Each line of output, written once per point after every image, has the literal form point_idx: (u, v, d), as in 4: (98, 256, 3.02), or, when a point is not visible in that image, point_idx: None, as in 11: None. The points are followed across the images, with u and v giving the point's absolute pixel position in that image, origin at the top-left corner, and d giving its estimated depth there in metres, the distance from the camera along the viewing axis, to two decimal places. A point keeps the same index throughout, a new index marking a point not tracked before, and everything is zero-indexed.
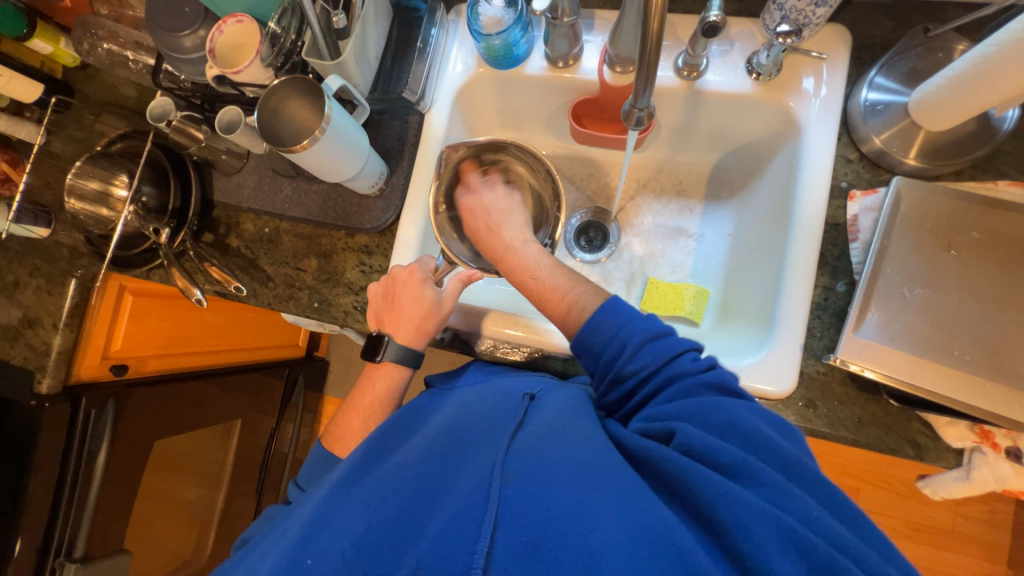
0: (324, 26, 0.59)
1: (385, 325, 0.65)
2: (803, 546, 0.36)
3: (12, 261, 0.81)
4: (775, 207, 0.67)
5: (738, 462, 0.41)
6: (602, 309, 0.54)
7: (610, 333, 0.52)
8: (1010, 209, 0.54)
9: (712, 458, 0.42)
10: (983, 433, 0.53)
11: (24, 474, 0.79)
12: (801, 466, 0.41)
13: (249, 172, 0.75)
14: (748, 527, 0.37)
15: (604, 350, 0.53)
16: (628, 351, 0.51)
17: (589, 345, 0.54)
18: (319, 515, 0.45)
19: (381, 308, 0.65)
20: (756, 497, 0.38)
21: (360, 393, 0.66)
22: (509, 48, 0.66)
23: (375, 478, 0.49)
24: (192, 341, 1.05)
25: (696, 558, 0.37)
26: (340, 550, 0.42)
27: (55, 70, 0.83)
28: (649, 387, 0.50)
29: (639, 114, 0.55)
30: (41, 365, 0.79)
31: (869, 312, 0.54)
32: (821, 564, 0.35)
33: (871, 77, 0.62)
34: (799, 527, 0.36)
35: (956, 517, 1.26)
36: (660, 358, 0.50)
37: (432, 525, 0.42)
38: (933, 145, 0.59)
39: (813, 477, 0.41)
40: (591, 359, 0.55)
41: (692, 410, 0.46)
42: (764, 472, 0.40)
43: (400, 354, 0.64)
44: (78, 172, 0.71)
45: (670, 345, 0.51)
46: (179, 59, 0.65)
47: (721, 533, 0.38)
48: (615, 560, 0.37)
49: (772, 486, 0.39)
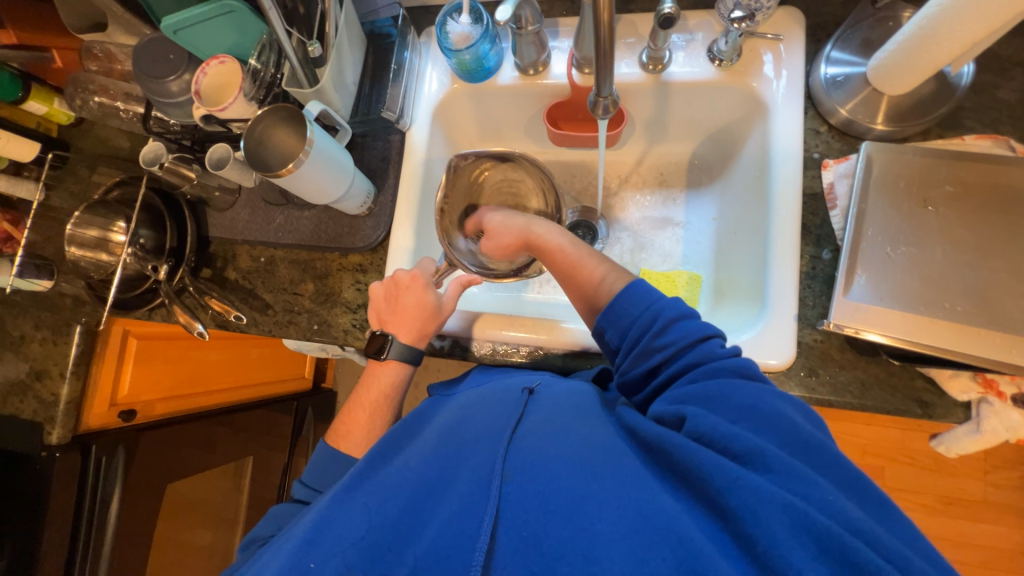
0: (302, 56, 0.62)
1: (388, 325, 0.65)
2: (806, 526, 0.35)
3: (18, 316, 0.83)
4: (753, 186, 0.69)
5: (746, 447, 0.40)
6: (633, 285, 0.53)
7: (643, 306, 0.51)
8: (979, 160, 0.56)
9: (719, 445, 0.41)
10: (986, 382, 0.53)
11: (37, 526, 0.78)
12: (817, 451, 0.41)
13: (242, 206, 0.78)
14: (757, 511, 0.36)
15: (633, 325, 0.51)
16: (659, 325, 0.50)
17: (617, 316, 0.52)
18: (323, 520, 0.45)
19: (383, 308, 0.65)
20: (762, 480, 0.38)
21: (366, 389, 0.67)
22: (480, 61, 0.69)
23: (378, 482, 0.48)
24: (198, 382, 1.05)
25: (700, 543, 0.36)
26: (343, 557, 0.42)
27: (50, 129, 0.86)
28: (673, 368, 0.49)
29: (605, 102, 0.57)
30: (50, 416, 0.79)
31: (857, 274, 0.54)
32: (829, 545, 0.34)
33: (827, 53, 0.64)
34: (805, 507, 0.36)
35: (985, 486, 1.23)
36: (691, 337, 0.49)
37: (435, 527, 0.43)
38: (896, 109, 0.61)
39: (819, 452, 0.41)
40: (617, 333, 0.52)
41: (714, 392, 0.45)
42: (767, 454, 0.39)
43: (401, 354, 0.65)
44: (78, 221, 0.74)
45: (698, 328, 0.49)
46: (167, 104, 0.68)
47: (725, 516, 0.38)
48: (617, 554, 0.37)
49: (784, 471, 0.38)
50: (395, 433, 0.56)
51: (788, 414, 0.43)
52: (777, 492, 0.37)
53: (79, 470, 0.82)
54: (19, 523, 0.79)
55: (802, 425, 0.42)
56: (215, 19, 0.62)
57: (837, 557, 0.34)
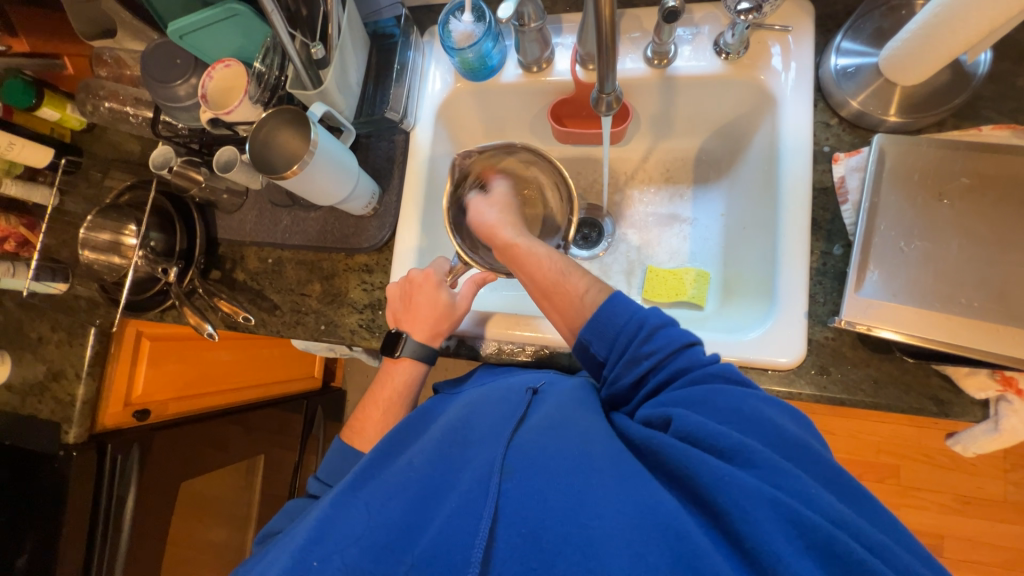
0: (305, 59, 0.62)
1: (403, 323, 0.65)
2: (798, 522, 0.35)
3: (35, 318, 0.85)
4: (761, 180, 0.68)
5: (733, 444, 0.39)
6: (617, 294, 0.52)
7: (628, 314, 0.51)
8: (996, 151, 0.54)
9: (708, 443, 0.40)
10: (1005, 380, 0.52)
11: (57, 523, 0.80)
12: (802, 451, 0.40)
13: (249, 208, 0.78)
14: (745, 508, 0.36)
15: (620, 333, 0.51)
16: (645, 332, 0.49)
17: (602, 326, 0.51)
18: (325, 518, 0.45)
19: (399, 307, 0.66)
20: (752, 478, 0.37)
21: (380, 385, 0.67)
22: (483, 59, 0.69)
23: (381, 481, 0.49)
24: (209, 380, 1.07)
25: (698, 542, 0.36)
26: (344, 555, 0.42)
27: (64, 135, 0.87)
28: (658, 376, 0.48)
29: (608, 99, 0.57)
30: (67, 416, 0.81)
31: (869, 270, 0.53)
32: (821, 543, 0.34)
33: (837, 43, 0.63)
34: (795, 504, 0.35)
35: (1007, 486, 1.20)
36: (674, 343, 0.48)
37: (435, 524, 0.43)
38: (909, 100, 0.59)
39: (810, 453, 0.40)
40: (603, 344, 0.52)
41: (698, 397, 0.44)
42: (756, 452, 0.39)
43: (417, 352, 0.65)
44: (90, 225, 0.75)
45: (683, 335, 0.49)
46: (176, 108, 0.69)
47: (718, 516, 0.37)
48: (615, 552, 0.37)
49: (770, 467, 0.38)
50: (398, 431, 0.56)
51: (771, 411, 0.42)
52: (764, 488, 0.36)
53: (95, 469, 0.84)
54: (39, 520, 0.81)
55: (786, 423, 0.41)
56: (220, 23, 0.63)
57: (825, 553, 0.34)
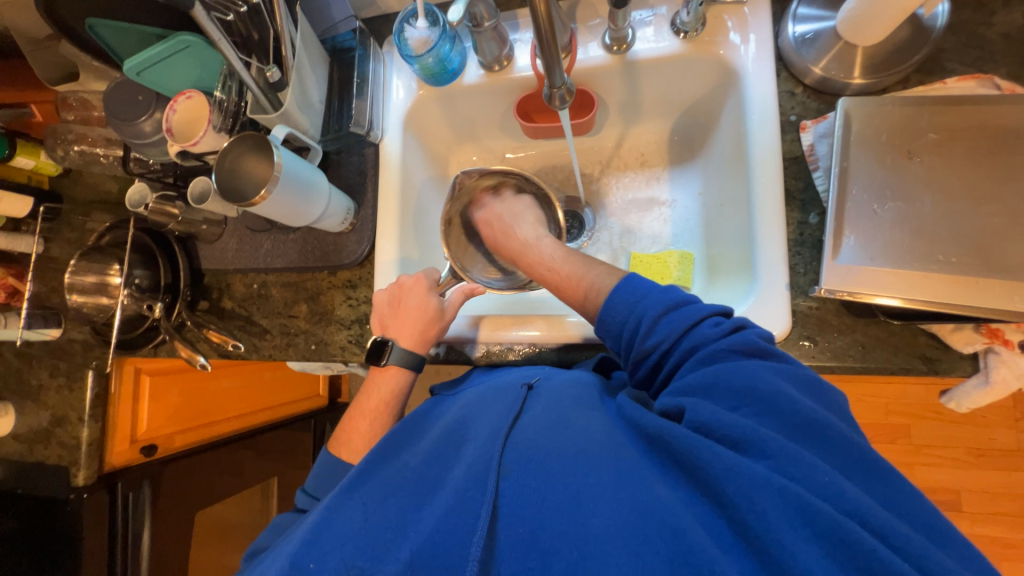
0: (262, 83, 0.62)
1: (389, 329, 0.66)
2: (805, 511, 0.34)
3: (33, 366, 0.86)
4: (734, 153, 0.67)
5: (744, 433, 0.39)
6: (616, 290, 0.53)
7: (626, 310, 0.52)
8: (961, 103, 0.54)
9: (720, 433, 0.40)
10: (991, 332, 0.51)
11: (75, 566, 0.81)
12: (818, 434, 0.39)
13: (229, 236, 0.78)
14: (751, 496, 0.36)
15: (623, 328, 0.52)
16: (645, 326, 0.50)
17: (607, 324, 0.53)
18: (323, 520, 0.45)
19: (385, 313, 0.66)
20: (764, 469, 0.37)
21: (370, 397, 0.67)
22: (443, 63, 0.68)
23: (381, 481, 0.49)
24: (212, 411, 1.06)
25: (696, 534, 0.36)
26: (342, 555, 0.42)
27: (42, 182, 0.89)
28: (673, 360, 0.49)
29: (559, 92, 0.56)
30: (74, 459, 0.82)
31: (844, 236, 0.53)
32: (830, 533, 0.33)
33: (793, 11, 0.62)
34: (804, 493, 0.35)
35: (1019, 435, 1.19)
36: (680, 327, 0.49)
37: (432, 520, 0.43)
38: (871, 60, 0.59)
39: (830, 441, 0.39)
40: (613, 340, 0.54)
41: (712, 380, 0.44)
42: (769, 441, 0.38)
43: (402, 359, 0.65)
44: (76, 269, 0.75)
45: (690, 313, 0.49)
46: (144, 145, 0.70)
47: (728, 507, 0.37)
48: (613, 547, 0.37)
49: (781, 456, 0.38)
50: (399, 431, 0.56)
51: (790, 392, 0.42)
52: (772, 478, 0.36)
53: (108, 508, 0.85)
54: (58, 564, 0.82)
55: (804, 407, 0.41)
56: (175, 56, 0.63)
57: (834, 542, 0.33)
